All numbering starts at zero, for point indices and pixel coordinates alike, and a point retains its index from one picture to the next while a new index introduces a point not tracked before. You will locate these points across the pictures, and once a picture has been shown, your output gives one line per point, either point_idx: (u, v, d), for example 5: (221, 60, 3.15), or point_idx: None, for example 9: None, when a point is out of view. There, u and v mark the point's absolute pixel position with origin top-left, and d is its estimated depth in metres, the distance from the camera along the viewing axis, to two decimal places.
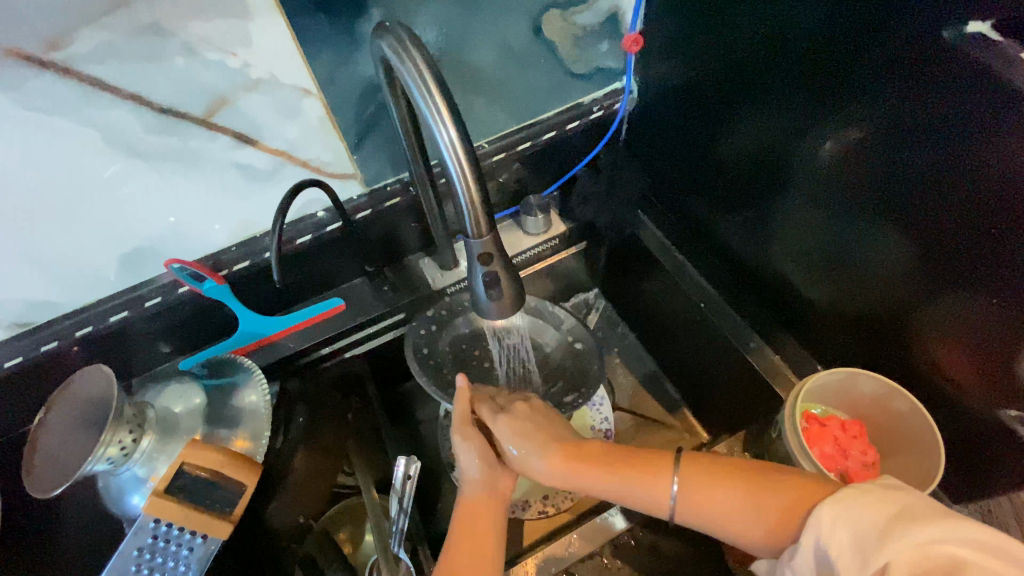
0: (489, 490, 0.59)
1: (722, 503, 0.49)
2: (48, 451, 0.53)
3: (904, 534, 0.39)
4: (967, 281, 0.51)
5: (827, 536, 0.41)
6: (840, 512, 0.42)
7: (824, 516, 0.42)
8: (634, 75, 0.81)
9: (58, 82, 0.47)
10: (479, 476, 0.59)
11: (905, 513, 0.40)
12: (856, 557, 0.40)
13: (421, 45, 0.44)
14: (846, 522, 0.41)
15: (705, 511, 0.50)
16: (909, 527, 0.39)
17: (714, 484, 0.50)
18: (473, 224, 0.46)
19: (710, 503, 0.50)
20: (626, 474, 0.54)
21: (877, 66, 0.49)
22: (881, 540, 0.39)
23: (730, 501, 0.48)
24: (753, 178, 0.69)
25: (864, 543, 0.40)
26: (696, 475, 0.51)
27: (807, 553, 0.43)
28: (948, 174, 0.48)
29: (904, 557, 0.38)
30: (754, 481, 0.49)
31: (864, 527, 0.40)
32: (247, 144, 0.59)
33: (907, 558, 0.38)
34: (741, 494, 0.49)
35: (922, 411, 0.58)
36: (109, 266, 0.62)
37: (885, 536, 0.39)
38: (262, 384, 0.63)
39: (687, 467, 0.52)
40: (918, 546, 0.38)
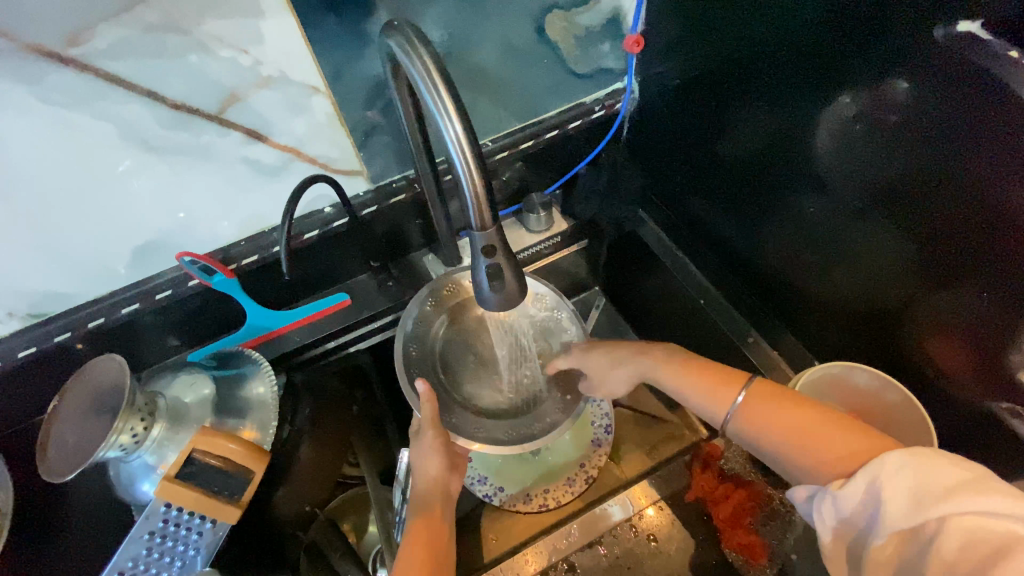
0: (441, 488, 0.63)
1: (780, 428, 0.51)
2: (61, 438, 0.55)
3: (969, 498, 0.38)
4: (956, 276, 0.52)
5: (888, 479, 0.41)
6: (911, 462, 0.41)
7: (893, 460, 0.42)
8: (635, 76, 0.82)
9: (76, 77, 0.49)
10: (434, 474, 0.63)
11: (980, 483, 0.39)
12: (908, 504, 0.40)
13: (427, 43, 0.46)
14: (911, 472, 0.41)
15: (765, 434, 0.51)
16: (980, 492, 0.38)
17: (787, 408, 0.51)
18: (477, 216, 0.47)
19: (772, 422, 0.51)
20: (701, 383, 0.58)
21: (871, 65, 0.51)
22: (944, 497, 0.39)
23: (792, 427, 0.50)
24: (752, 176, 0.70)
25: (923, 495, 0.40)
26: (769, 397, 0.53)
27: (860, 489, 0.43)
28: (941, 173, 0.49)
29: (962, 518, 0.38)
30: (834, 423, 0.49)
31: (928, 482, 0.40)
32: (257, 140, 0.60)
33: (963, 520, 0.38)
34: (803, 423, 0.50)
35: (916, 404, 0.59)
36: (121, 258, 0.63)
37: (948, 495, 0.39)
38: (269, 375, 0.64)
39: (760, 394, 0.53)
40: (978, 517, 0.37)
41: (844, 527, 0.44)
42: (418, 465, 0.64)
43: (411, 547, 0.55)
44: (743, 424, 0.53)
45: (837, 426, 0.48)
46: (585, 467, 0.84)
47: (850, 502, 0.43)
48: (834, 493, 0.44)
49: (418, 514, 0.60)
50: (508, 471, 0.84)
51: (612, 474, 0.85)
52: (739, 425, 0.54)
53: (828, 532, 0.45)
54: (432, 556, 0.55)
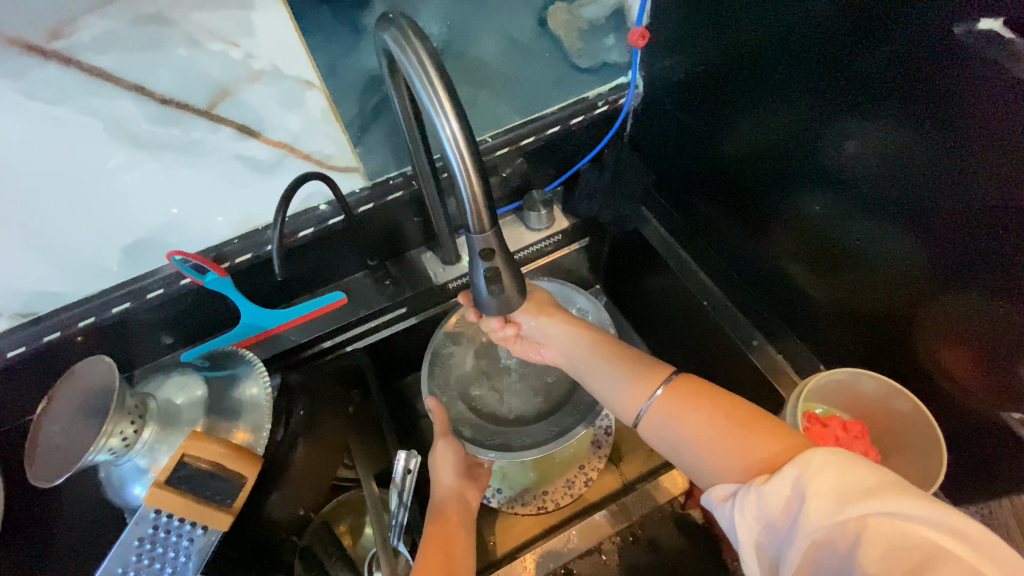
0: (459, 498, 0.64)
1: (699, 423, 0.48)
2: (50, 441, 0.54)
3: (891, 499, 0.37)
4: (966, 282, 0.51)
5: (813, 475, 0.39)
6: (837, 459, 0.39)
7: (819, 456, 0.40)
8: (639, 70, 0.80)
9: (60, 72, 0.47)
10: (450, 483, 0.66)
11: (901, 485, 0.37)
12: (832, 502, 0.38)
13: (424, 36, 0.44)
14: (837, 469, 0.39)
15: (683, 429, 0.49)
16: (896, 495, 0.37)
17: (706, 403, 0.49)
18: (475, 219, 0.45)
19: (691, 415, 0.49)
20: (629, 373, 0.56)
21: (886, 64, 0.49)
22: (865, 496, 0.37)
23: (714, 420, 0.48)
24: (758, 174, 0.69)
25: (846, 493, 0.38)
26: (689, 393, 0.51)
27: (784, 486, 0.40)
28: (953, 177, 0.48)
29: (882, 519, 0.36)
30: (750, 419, 0.47)
31: (853, 481, 0.38)
32: (250, 136, 0.58)
33: (883, 522, 0.36)
34: (722, 420, 0.47)
35: (925, 412, 0.58)
36: (111, 257, 0.62)
37: (871, 495, 0.37)
38: (263, 376, 0.63)
39: (681, 388, 0.51)
40: (899, 520, 0.36)
41: (762, 529, 0.41)
42: (437, 475, 0.66)
43: (428, 551, 0.56)
44: (662, 419, 0.51)
45: (753, 422, 0.46)
46: (584, 469, 0.83)
47: (773, 501, 0.40)
48: (757, 489, 0.41)
49: (434, 523, 0.61)
50: (507, 473, 0.83)
51: (610, 476, 0.84)
52: (656, 418, 0.52)
53: (746, 534, 0.42)
54: (449, 558, 0.55)
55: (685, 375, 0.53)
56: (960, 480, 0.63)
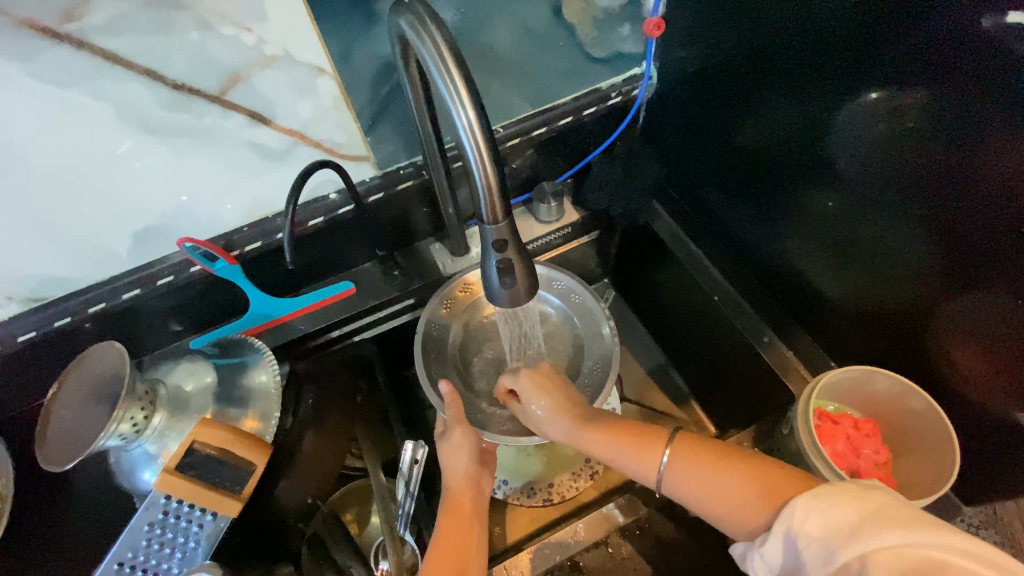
0: (471, 485, 0.64)
1: (702, 478, 0.49)
2: (61, 425, 0.54)
3: (877, 533, 0.37)
4: (984, 281, 0.50)
5: (799, 527, 0.41)
6: (817, 506, 0.40)
7: (798, 507, 0.41)
8: (653, 61, 0.78)
9: (71, 54, 0.47)
10: (463, 469, 0.65)
11: (884, 517, 0.37)
12: (822, 549, 0.39)
13: (440, 22, 0.43)
14: (820, 519, 0.40)
15: (687, 486, 0.50)
16: (883, 527, 0.37)
17: (708, 457, 0.50)
18: (489, 209, 0.44)
19: (695, 479, 0.50)
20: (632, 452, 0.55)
21: (905, 57, 0.47)
22: (853, 535, 0.38)
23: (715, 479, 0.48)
24: (772, 169, 0.67)
25: (834, 536, 0.38)
26: (686, 461, 0.51)
27: (777, 541, 0.42)
28: (974, 173, 0.47)
29: (878, 553, 0.36)
30: (751, 469, 0.47)
31: (836, 525, 0.39)
32: (260, 123, 0.58)
33: (880, 556, 0.36)
34: (728, 478, 0.48)
35: (939, 412, 0.58)
36: (121, 243, 0.61)
37: (860, 532, 0.38)
38: (272, 364, 0.63)
39: (680, 449, 0.52)
40: (896, 548, 0.36)
41: None
42: (448, 463, 0.65)
43: (440, 542, 0.56)
44: (671, 482, 0.51)
45: (753, 472, 0.47)
46: (589, 463, 0.83)
47: (773, 555, 0.42)
48: (757, 549, 0.43)
49: (448, 512, 0.61)
50: (515, 464, 0.82)
51: (615, 472, 0.84)
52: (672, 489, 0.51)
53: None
54: (455, 557, 0.54)
55: (673, 440, 0.53)
56: (973, 477, 0.63)
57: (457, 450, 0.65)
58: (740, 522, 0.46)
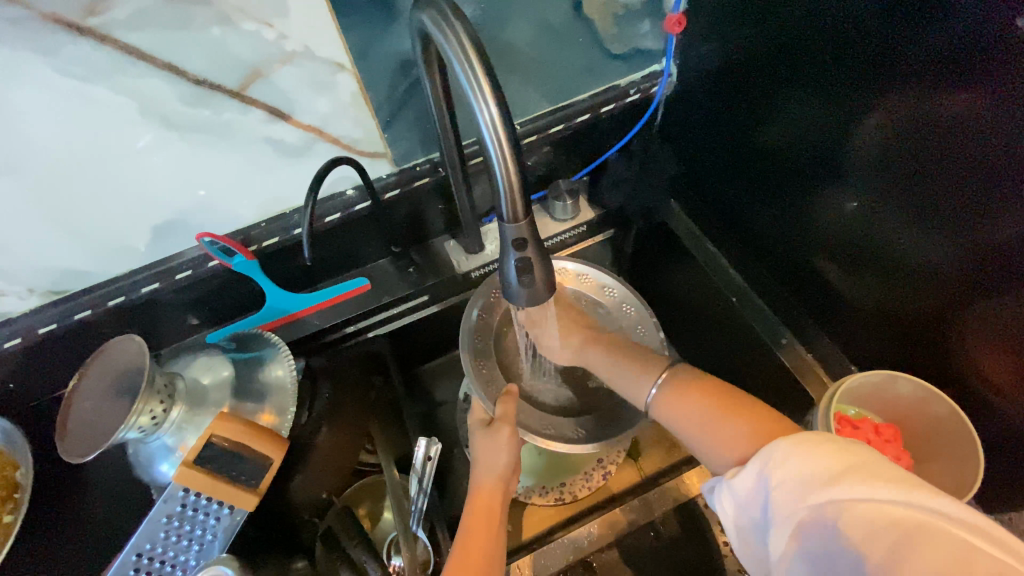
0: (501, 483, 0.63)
1: (693, 414, 0.53)
2: (83, 416, 0.54)
3: (856, 484, 0.38)
4: (1012, 288, 0.49)
5: (776, 468, 0.42)
6: (797, 449, 0.41)
7: (780, 449, 0.42)
8: (673, 58, 0.77)
9: (93, 49, 0.47)
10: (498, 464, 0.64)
11: (867, 470, 0.39)
12: (795, 491, 0.40)
13: (462, 17, 0.43)
14: (798, 460, 0.41)
15: (679, 418, 0.55)
16: (863, 481, 0.38)
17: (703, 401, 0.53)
18: (509, 208, 0.44)
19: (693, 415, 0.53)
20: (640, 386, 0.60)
21: (934, 56, 0.46)
22: (830, 483, 0.39)
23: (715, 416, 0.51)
24: (793, 169, 0.66)
25: (811, 482, 0.40)
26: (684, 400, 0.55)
27: (751, 477, 0.43)
28: (1005, 177, 0.45)
29: (854, 505, 0.38)
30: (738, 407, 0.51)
31: (815, 470, 0.40)
32: (280, 119, 0.58)
33: (856, 508, 0.38)
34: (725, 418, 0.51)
35: (962, 417, 0.56)
36: (140, 237, 0.62)
37: (837, 480, 0.39)
38: (288, 359, 0.63)
39: (676, 386, 0.56)
40: (871, 504, 0.38)
41: (741, 511, 0.44)
42: (483, 455, 0.65)
43: (466, 544, 0.56)
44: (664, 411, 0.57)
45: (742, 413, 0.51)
46: (602, 462, 0.83)
47: (743, 488, 0.44)
48: (728, 481, 0.45)
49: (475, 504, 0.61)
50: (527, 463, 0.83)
51: (628, 472, 0.83)
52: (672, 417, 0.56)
53: (728, 520, 0.45)
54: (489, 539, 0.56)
55: (679, 381, 0.57)
56: (996, 485, 0.62)
57: (495, 443, 0.64)
58: (718, 457, 0.50)
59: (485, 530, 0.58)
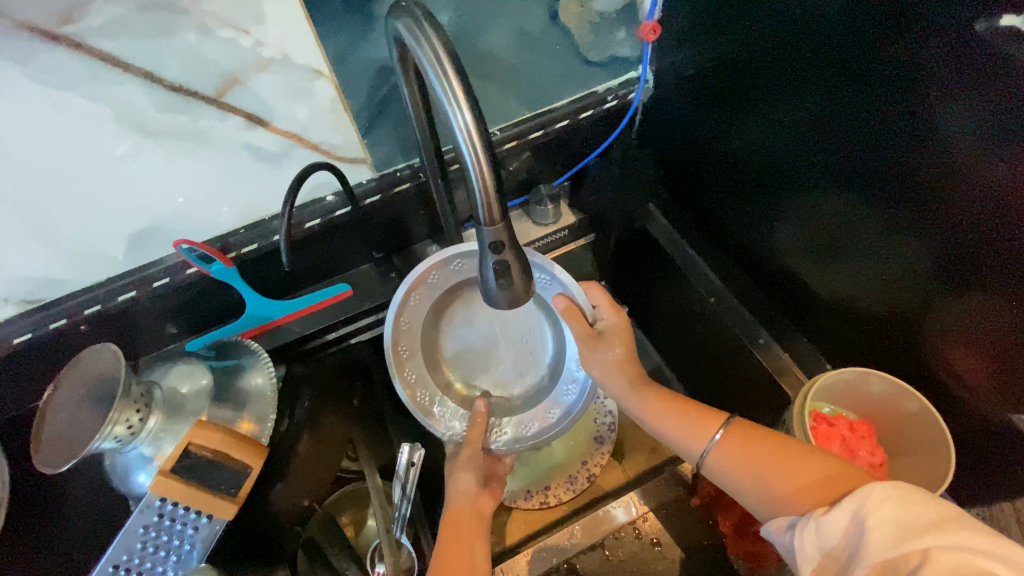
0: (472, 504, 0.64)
1: (762, 462, 0.51)
2: (56, 427, 0.53)
3: (949, 534, 0.38)
4: (978, 287, 0.51)
5: (872, 509, 0.41)
6: (895, 495, 0.41)
7: (878, 490, 0.42)
8: (649, 65, 0.79)
9: (69, 55, 0.47)
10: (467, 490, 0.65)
11: (961, 521, 0.39)
12: (889, 535, 0.40)
13: (437, 25, 0.43)
14: (896, 505, 0.41)
15: (739, 466, 0.53)
16: (955, 530, 0.38)
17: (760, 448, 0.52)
18: (486, 211, 0.45)
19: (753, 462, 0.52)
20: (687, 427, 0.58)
21: (898, 61, 0.48)
22: (924, 531, 0.39)
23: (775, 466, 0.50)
24: (768, 173, 0.68)
25: (906, 527, 0.40)
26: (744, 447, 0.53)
27: (842, 518, 0.43)
28: (967, 176, 0.47)
29: (946, 552, 0.37)
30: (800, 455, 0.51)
31: (910, 516, 0.40)
32: (257, 125, 0.58)
33: (947, 555, 0.37)
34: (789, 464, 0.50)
35: (933, 414, 0.58)
36: (117, 245, 0.61)
37: (931, 529, 0.39)
38: (267, 366, 0.63)
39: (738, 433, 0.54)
40: (963, 553, 0.37)
41: (824, 555, 0.43)
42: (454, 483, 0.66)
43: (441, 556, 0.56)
44: (722, 462, 0.54)
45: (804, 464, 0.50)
46: (585, 465, 0.83)
47: (833, 530, 0.43)
48: (817, 519, 0.44)
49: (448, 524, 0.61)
50: (512, 466, 0.83)
51: (613, 474, 0.83)
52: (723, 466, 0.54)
53: (804, 556, 0.45)
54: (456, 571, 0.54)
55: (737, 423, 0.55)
56: (967, 478, 0.63)
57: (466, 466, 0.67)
58: (788, 505, 0.49)
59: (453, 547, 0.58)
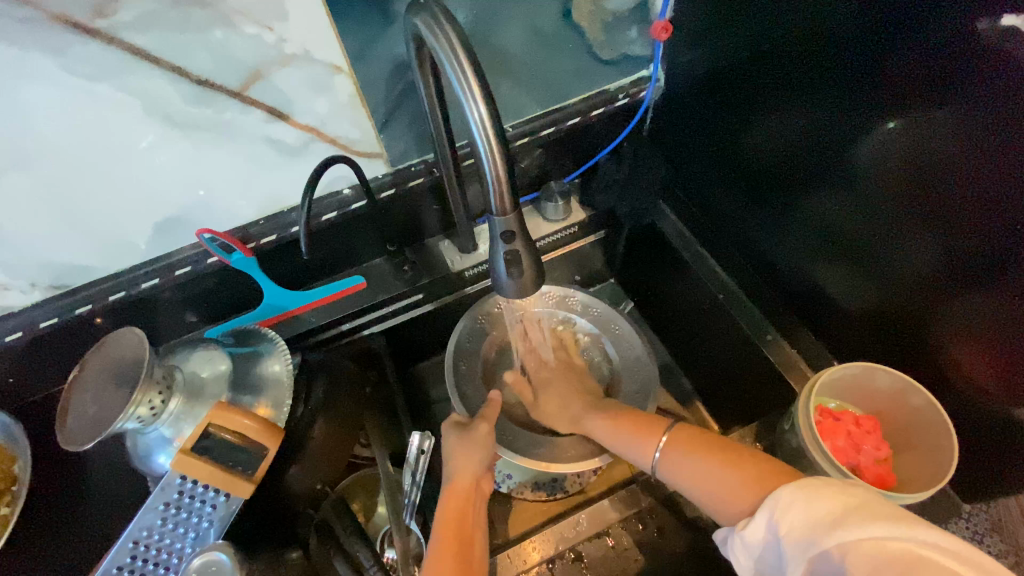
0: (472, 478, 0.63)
1: (698, 471, 0.53)
2: (82, 406, 0.56)
3: (857, 525, 0.38)
4: (985, 284, 0.51)
5: (782, 514, 0.43)
6: (800, 496, 0.42)
7: (782, 496, 0.43)
8: (661, 63, 0.80)
9: (100, 49, 0.49)
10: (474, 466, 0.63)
11: (868, 509, 0.39)
12: (803, 536, 0.41)
13: (454, 20, 0.45)
14: (801, 507, 0.42)
15: (684, 476, 0.55)
16: (860, 521, 0.39)
17: (694, 455, 0.55)
18: (497, 201, 0.46)
19: (690, 472, 0.54)
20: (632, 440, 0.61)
21: (907, 58, 0.49)
22: (832, 527, 0.39)
23: (707, 475, 0.52)
24: (777, 170, 0.69)
25: (816, 526, 0.40)
26: (680, 458, 0.55)
27: (759, 526, 0.44)
28: (970, 176, 0.48)
29: (858, 545, 0.38)
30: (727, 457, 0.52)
31: (817, 515, 0.40)
32: (278, 119, 0.60)
33: (860, 548, 0.38)
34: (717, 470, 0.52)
35: (939, 409, 0.58)
36: (141, 233, 0.63)
37: (840, 523, 0.39)
38: (284, 353, 0.65)
39: (674, 441, 0.57)
40: (874, 541, 0.37)
41: (762, 565, 0.44)
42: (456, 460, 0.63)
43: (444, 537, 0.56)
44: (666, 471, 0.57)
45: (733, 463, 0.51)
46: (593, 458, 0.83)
47: (755, 538, 0.44)
48: (739, 533, 0.45)
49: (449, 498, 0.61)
50: None
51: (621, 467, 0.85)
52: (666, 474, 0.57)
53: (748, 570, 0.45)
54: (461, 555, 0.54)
55: (672, 431, 0.58)
56: (974, 476, 0.63)
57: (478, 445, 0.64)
58: (729, 510, 0.50)
59: (455, 532, 0.57)
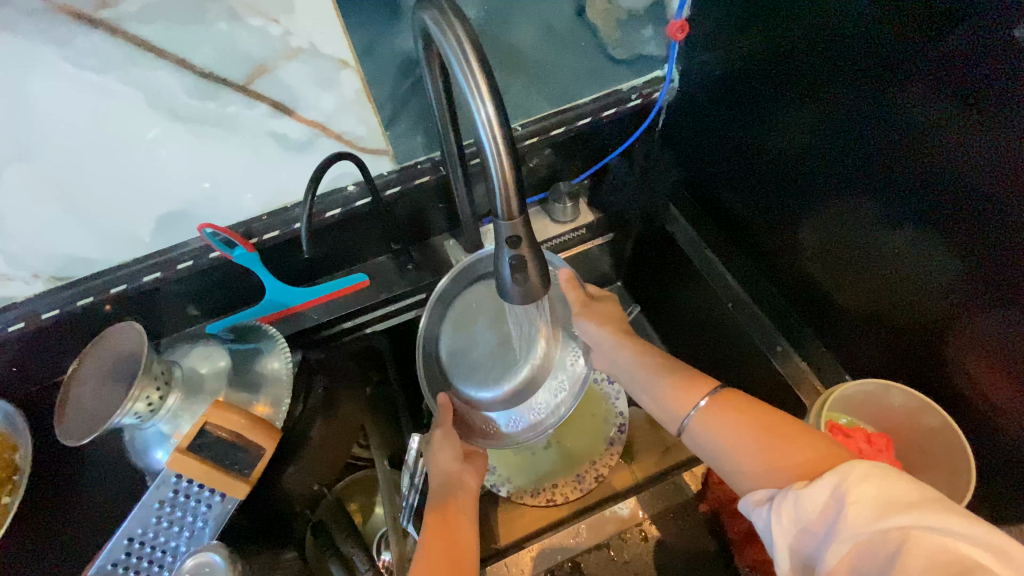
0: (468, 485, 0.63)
1: (742, 433, 0.48)
2: (80, 400, 0.55)
3: (934, 515, 0.35)
4: (1011, 303, 0.49)
5: (852, 484, 0.38)
6: (878, 473, 0.38)
7: (857, 468, 0.39)
8: (676, 64, 0.78)
9: (103, 40, 0.48)
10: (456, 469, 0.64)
11: (945, 503, 0.36)
12: (869, 513, 0.37)
13: (463, 17, 0.43)
14: (877, 482, 0.38)
15: (726, 435, 0.49)
16: (935, 511, 0.35)
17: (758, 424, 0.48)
18: (504, 205, 0.45)
19: (741, 430, 0.48)
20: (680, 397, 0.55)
21: (934, 65, 0.46)
22: (906, 508, 0.36)
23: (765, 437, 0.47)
24: (794, 175, 0.66)
25: (886, 505, 0.37)
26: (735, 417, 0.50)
27: (821, 492, 0.39)
28: (1000, 188, 0.46)
29: (924, 533, 0.34)
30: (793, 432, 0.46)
31: (892, 495, 0.37)
32: (283, 113, 0.59)
33: (925, 536, 0.34)
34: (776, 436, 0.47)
35: (955, 429, 0.56)
36: (145, 226, 0.63)
37: (911, 507, 0.36)
38: (284, 351, 0.64)
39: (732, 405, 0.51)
40: (942, 535, 0.34)
41: (796, 533, 0.40)
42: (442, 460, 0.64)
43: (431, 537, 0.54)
44: (704, 427, 0.51)
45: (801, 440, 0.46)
46: (595, 465, 0.83)
47: (810, 504, 0.40)
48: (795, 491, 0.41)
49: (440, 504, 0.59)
50: (519, 465, 0.84)
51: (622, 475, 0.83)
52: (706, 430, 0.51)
53: (780, 537, 0.41)
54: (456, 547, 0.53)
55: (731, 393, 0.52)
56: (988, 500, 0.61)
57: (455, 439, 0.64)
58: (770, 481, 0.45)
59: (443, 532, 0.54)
